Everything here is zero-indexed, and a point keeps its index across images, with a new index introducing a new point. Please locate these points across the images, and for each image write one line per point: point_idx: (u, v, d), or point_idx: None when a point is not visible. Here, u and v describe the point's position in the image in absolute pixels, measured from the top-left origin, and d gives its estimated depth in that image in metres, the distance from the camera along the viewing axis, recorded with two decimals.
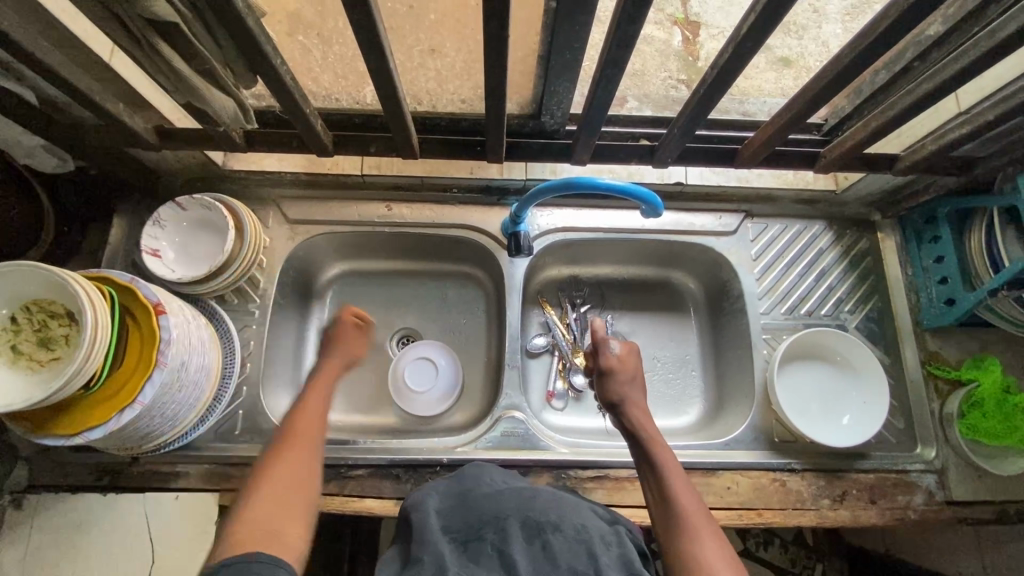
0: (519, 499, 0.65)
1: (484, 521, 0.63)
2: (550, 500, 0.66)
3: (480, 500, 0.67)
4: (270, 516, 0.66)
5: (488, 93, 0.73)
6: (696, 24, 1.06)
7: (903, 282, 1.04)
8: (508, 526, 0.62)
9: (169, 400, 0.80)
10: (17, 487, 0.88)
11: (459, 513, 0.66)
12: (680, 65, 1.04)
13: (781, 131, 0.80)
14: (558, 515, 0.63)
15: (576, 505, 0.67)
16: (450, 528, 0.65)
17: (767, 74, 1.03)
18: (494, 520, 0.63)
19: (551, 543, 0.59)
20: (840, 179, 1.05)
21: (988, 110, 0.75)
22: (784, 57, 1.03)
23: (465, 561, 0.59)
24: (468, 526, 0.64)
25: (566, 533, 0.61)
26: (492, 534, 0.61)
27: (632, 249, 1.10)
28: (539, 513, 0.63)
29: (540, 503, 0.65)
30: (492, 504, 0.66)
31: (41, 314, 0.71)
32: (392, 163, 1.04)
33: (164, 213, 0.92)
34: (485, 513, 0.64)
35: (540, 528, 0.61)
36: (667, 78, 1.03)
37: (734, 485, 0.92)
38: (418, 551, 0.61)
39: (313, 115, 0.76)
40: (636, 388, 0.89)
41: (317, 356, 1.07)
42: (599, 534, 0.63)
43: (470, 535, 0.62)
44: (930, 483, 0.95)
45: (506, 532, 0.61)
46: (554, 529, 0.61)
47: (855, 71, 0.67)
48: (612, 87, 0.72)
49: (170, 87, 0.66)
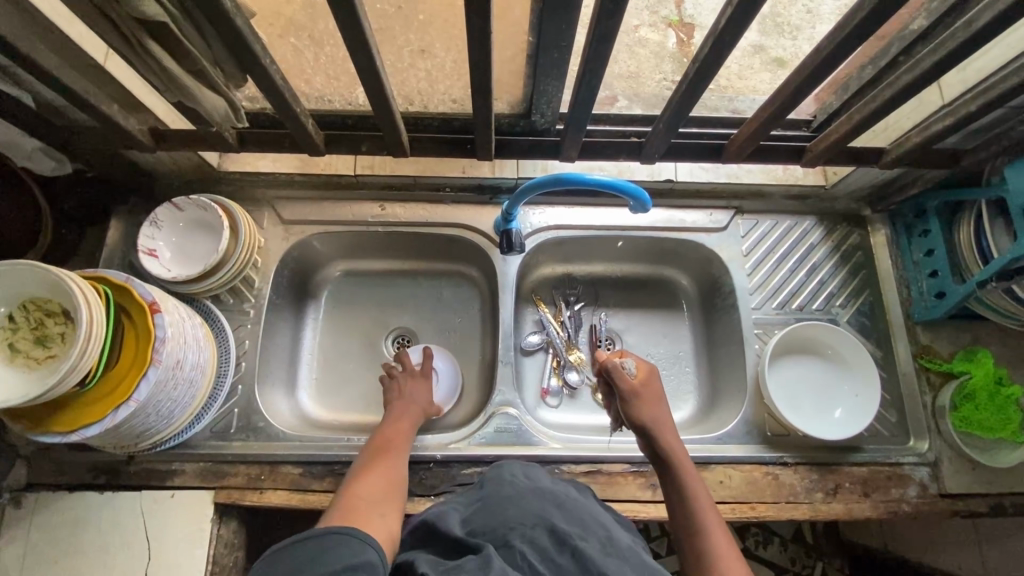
0: (545, 507, 0.65)
1: (509, 527, 0.62)
2: (572, 511, 0.65)
3: (505, 506, 0.66)
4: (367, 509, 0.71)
5: (476, 91, 0.74)
6: (690, 25, 1.08)
7: (894, 276, 1.05)
8: (536, 535, 0.60)
9: (165, 398, 0.81)
10: (16, 487, 0.89)
11: (485, 518, 0.64)
12: (675, 67, 1.04)
13: (766, 124, 0.81)
14: (582, 526, 0.63)
15: (600, 518, 0.66)
16: (476, 534, 0.63)
17: (761, 75, 1.04)
18: (519, 527, 0.61)
19: (582, 550, 0.58)
20: (829, 175, 1.06)
21: (970, 101, 0.76)
22: (779, 58, 1.04)
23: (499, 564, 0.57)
24: (494, 532, 0.62)
25: (594, 543, 0.60)
26: (520, 540, 0.59)
27: (624, 247, 1.11)
28: (564, 522, 0.62)
29: (565, 514, 0.64)
30: (515, 510, 0.64)
31: (37, 313, 0.72)
32: (385, 163, 1.05)
33: (161, 213, 0.94)
34: (509, 519, 0.63)
35: (567, 536, 0.60)
36: (662, 79, 1.03)
37: (727, 478, 0.93)
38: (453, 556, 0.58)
39: (304, 114, 0.78)
40: (663, 409, 0.85)
41: (312, 355, 1.08)
42: (625, 544, 0.62)
43: (499, 541, 0.60)
44: (923, 476, 0.95)
45: (535, 540, 0.59)
46: (581, 538, 0.60)
47: (834, 61, 0.68)
48: (597, 81, 0.73)
49: (162, 87, 0.67)
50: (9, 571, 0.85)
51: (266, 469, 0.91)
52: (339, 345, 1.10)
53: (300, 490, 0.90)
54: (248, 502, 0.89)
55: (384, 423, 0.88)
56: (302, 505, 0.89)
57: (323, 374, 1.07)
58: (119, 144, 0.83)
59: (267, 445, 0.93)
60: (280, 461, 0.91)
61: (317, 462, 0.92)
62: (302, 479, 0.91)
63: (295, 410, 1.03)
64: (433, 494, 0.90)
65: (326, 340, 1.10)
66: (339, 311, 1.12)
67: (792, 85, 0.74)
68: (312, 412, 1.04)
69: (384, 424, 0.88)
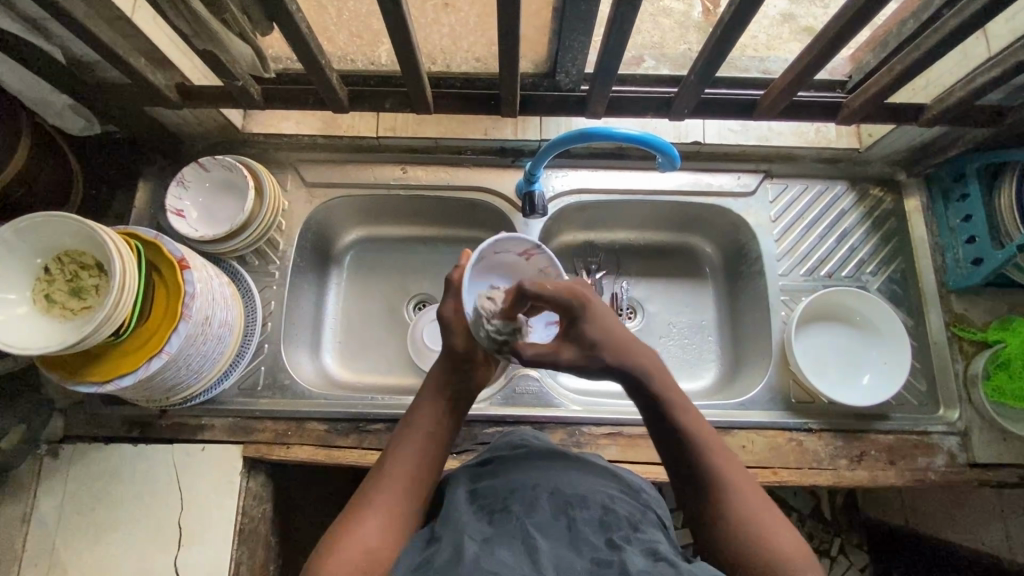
0: (549, 470, 0.64)
1: (510, 490, 0.61)
2: (579, 475, 0.64)
3: (514, 471, 0.65)
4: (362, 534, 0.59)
5: (503, 44, 0.73)
6: None
7: (928, 243, 1.01)
8: (536, 499, 0.59)
9: (195, 353, 0.83)
10: (53, 437, 0.93)
11: (491, 482, 0.64)
12: (701, 38, 0.95)
13: (801, 77, 0.78)
14: (586, 491, 0.61)
15: (604, 483, 0.65)
16: (477, 495, 0.62)
17: (790, 45, 0.94)
18: (521, 490, 0.61)
19: (578, 523, 0.57)
20: (864, 137, 1.02)
21: (1018, 51, 0.73)
22: (810, 27, 0.92)
23: (488, 530, 0.57)
24: (497, 494, 0.61)
25: (594, 510, 0.58)
26: (518, 506, 0.59)
27: (648, 213, 1.09)
28: (568, 487, 0.61)
29: (569, 479, 0.63)
30: (521, 474, 0.64)
31: (72, 265, 0.74)
32: (407, 124, 1.04)
33: (187, 171, 0.95)
34: (514, 484, 0.62)
35: (566, 505, 0.59)
36: (688, 49, 0.95)
37: (750, 443, 0.92)
38: (441, 527, 0.59)
39: (329, 68, 0.77)
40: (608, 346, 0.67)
41: (335, 318, 1.09)
42: (627, 515, 0.59)
43: (496, 506, 0.60)
44: (952, 445, 0.93)
45: (533, 504, 0.59)
46: (580, 505, 0.59)
47: (877, 3, 0.65)
48: (627, 29, 0.71)
49: (191, 33, 0.68)
50: (50, 518, 0.88)
51: (293, 425, 0.93)
52: (361, 309, 1.10)
53: (326, 445, 0.92)
54: (275, 457, 0.91)
55: (413, 414, 0.70)
56: (328, 459, 0.91)
57: (346, 337, 1.09)
58: (149, 101, 0.84)
59: (293, 402, 0.95)
60: (306, 418, 0.94)
61: (343, 419, 0.93)
62: (328, 436, 0.93)
63: (319, 371, 1.04)
64: (456, 452, 0.91)
65: (347, 303, 1.11)
66: (360, 276, 1.12)
67: (829, 32, 0.72)
68: (335, 373, 1.06)
69: (412, 413, 0.71)
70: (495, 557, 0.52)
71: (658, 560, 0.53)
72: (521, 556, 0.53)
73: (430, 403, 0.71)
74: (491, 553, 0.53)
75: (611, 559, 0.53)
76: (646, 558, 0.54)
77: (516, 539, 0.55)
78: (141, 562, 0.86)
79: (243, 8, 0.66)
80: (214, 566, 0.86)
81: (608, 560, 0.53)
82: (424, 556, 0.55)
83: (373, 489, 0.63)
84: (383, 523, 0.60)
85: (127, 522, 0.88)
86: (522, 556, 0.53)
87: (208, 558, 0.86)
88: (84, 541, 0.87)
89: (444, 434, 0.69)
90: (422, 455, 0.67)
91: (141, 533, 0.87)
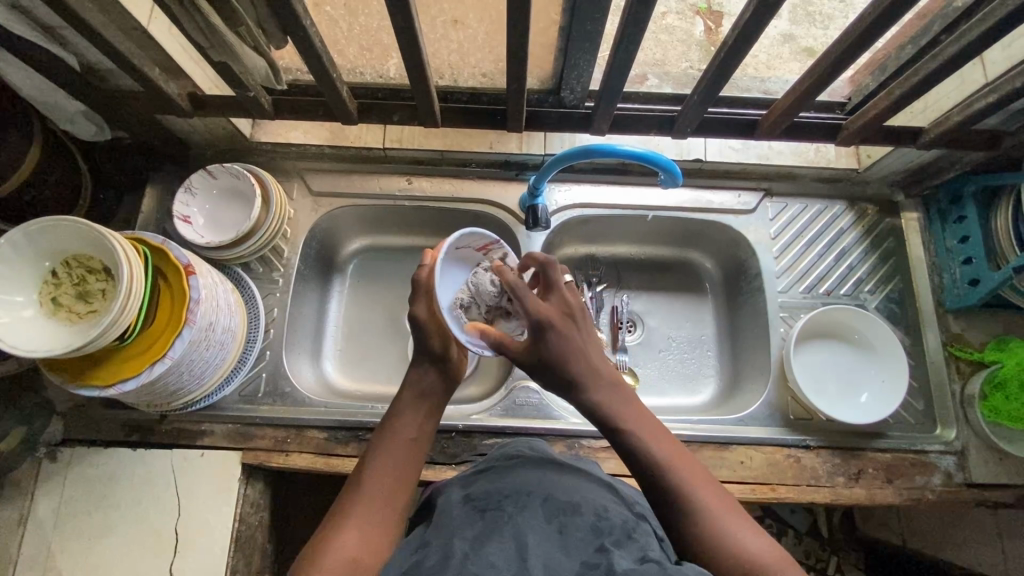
0: (545, 478, 0.64)
1: (504, 494, 0.62)
2: (572, 483, 0.64)
3: (508, 475, 0.66)
4: (348, 543, 0.58)
5: (511, 63, 0.74)
6: (718, 14, 1.01)
7: (926, 263, 1.03)
8: (529, 503, 0.60)
9: (198, 358, 0.83)
10: (53, 440, 0.91)
11: (484, 485, 0.65)
12: (702, 57, 0.99)
13: (802, 98, 0.80)
14: (580, 499, 0.61)
15: (598, 492, 0.64)
16: (471, 497, 0.63)
17: (790, 65, 0.98)
18: (515, 494, 0.61)
19: (569, 529, 0.57)
20: (863, 158, 1.04)
21: (1012, 79, 0.75)
22: (809, 47, 0.98)
23: (480, 527, 0.57)
24: (491, 496, 0.62)
25: (586, 517, 0.59)
26: (511, 507, 0.59)
27: (649, 228, 1.10)
28: (562, 494, 0.61)
29: (562, 484, 0.63)
30: (516, 479, 0.64)
31: (81, 270, 0.75)
32: (413, 136, 1.06)
33: (194, 178, 0.96)
34: (507, 488, 0.63)
35: (558, 511, 0.59)
36: (688, 67, 0.99)
37: (747, 459, 0.92)
38: (432, 532, 0.59)
39: (340, 82, 0.79)
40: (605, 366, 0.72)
41: (337, 325, 1.10)
42: (622, 524, 0.60)
43: (490, 504, 0.60)
44: (949, 465, 0.93)
45: (527, 507, 0.59)
46: (573, 511, 0.59)
47: (877, 29, 0.67)
48: (632, 49, 0.72)
49: (207, 45, 0.70)
50: (46, 521, 0.88)
51: (293, 432, 0.93)
52: (363, 318, 1.11)
53: (324, 454, 0.92)
54: (274, 464, 0.92)
55: (393, 418, 0.71)
56: (326, 468, 0.92)
57: (346, 346, 1.09)
58: (161, 109, 0.86)
59: (295, 409, 0.95)
60: (305, 426, 0.94)
61: (341, 428, 0.94)
62: (327, 444, 0.93)
63: (319, 379, 1.05)
64: (455, 463, 0.91)
65: (349, 311, 1.11)
66: (363, 284, 1.13)
67: (830, 56, 0.73)
68: (335, 381, 1.06)
69: (392, 418, 0.71)
70: (484, 554, 0.53)
71: (646, 561, 0.54)
72: (508, 555, 0.53)
73: (410, 405, 0.72)
74: (480, 550, 0.54)
75: (598, 561, 0.54)
76: (635, 560, 0.54)
77: (508, 537, 0.56)
78: (137, 567, 0.86)
79: (259, 22, 0.67)
80: (210, 571, 0.86)
81: (596, 562, 0.54)
82: (414, 559, 0.56)
83: (357, 494, 0.63)
84: (367, 529, 0.60)
85: (124, 525, 0.88)
86: (511, 553, 0.54)
87: (203, 563, 0.86)
88: (78, 545, 0.87)
89: (425, 437, 0.70)
90: (406, 463, 0.67)
91: (137, 537, 0.87)
